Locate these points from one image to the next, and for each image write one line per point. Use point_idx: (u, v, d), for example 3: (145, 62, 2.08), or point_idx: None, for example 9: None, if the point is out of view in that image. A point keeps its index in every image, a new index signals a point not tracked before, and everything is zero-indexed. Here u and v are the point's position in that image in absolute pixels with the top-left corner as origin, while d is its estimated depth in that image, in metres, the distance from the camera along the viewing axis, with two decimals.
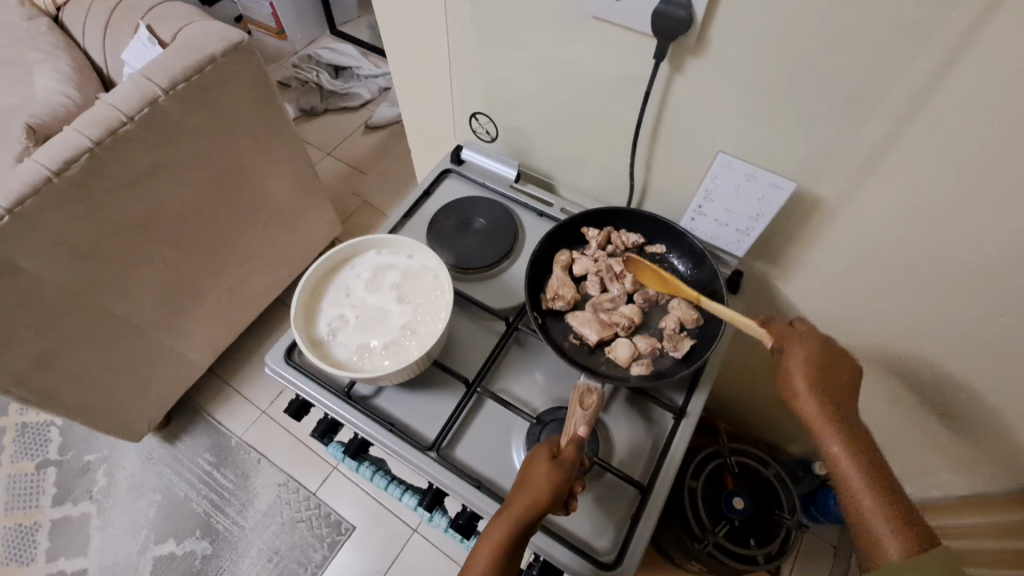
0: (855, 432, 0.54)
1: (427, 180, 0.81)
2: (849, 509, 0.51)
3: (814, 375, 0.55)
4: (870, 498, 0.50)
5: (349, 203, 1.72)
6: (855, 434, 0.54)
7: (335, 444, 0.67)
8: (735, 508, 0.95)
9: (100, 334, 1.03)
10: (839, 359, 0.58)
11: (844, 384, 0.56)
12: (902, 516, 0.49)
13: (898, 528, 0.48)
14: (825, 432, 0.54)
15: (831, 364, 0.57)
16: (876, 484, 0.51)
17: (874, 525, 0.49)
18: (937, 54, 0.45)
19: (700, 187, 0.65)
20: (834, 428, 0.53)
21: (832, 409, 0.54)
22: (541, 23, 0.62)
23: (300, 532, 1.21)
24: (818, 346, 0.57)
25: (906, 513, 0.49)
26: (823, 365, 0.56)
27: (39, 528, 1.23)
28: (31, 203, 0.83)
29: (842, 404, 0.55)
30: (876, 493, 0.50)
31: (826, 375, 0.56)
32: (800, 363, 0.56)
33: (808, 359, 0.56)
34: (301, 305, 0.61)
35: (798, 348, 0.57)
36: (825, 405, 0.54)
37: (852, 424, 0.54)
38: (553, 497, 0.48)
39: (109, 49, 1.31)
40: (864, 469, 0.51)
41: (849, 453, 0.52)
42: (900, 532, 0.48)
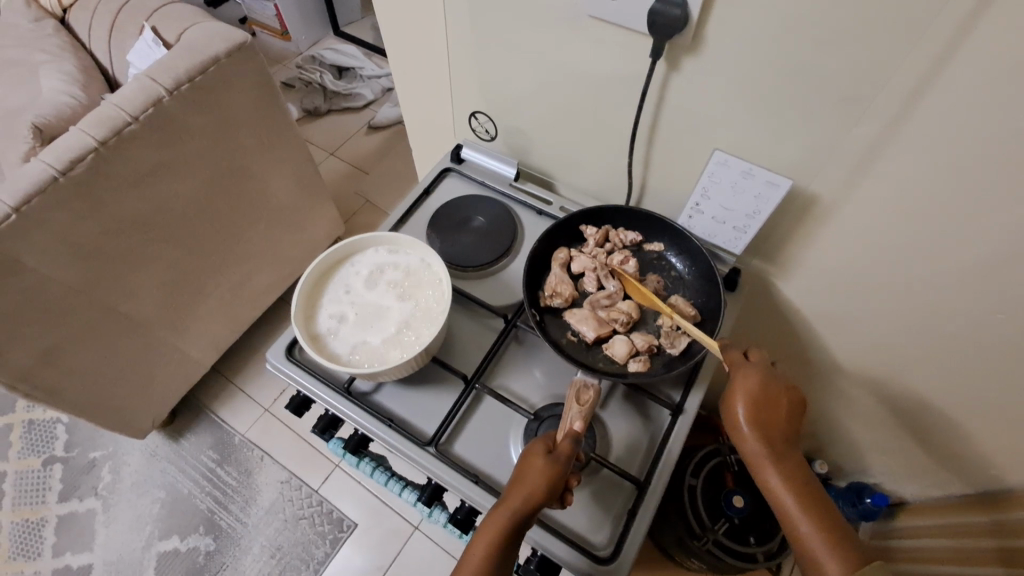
0: (796, 461, 0.54)
1: (427, 179, 0.81)
2: (792, 538, 0.52)
3: (752, 409, 0.55)
4: (810, 527, 0.51)
5: (352, 203, 1.74)
6: (794, 463, 0.54)
7: (336, 440, 0.68)
8: (735, 506, 0.96)
9: (106, 332, 1.04)
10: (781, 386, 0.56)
11: (785, 411, 0.55)
12: (841, 542, 0.50)
13: (837, 556, 0.49)
14: (765, 468, 0.54)
15: (770, 394, 0.55)
16: (814, 513, 0.51)
17: (817, 554, 0.50)
18: (931, 51, 0.45)
19: (697, 185, 0.65)
20: (772, 462, 0.54)
21: (770, 442, 0.54)
22: (538, 23, 0.63)
23: (303, 529, 1.22)
24: (758, 378, 0.55)
25: (847, 540, 0.50)
26: (761, 398, 0.55)
27: (46, 523, 1.24)
28: (37, 202, 0.84)
29: (782, 435, 0.55)
30: (815, 521, 0.51)
31: (764, 407, 0.55)
32: (736, 402, 0.55)
33: (748, 391, 0.55)
34: (301, 302, 0.62)
35: (740, 383, 0.56)
36: (764, 439, 0.54)
37: (795, 452, 0.55)
38: (546, 492, 0.48)
39: (114, 51, 1.33)
40: (803, 500, 0.52)
41: (787, 485, 0.53)
42: (839, 558, 0.49)
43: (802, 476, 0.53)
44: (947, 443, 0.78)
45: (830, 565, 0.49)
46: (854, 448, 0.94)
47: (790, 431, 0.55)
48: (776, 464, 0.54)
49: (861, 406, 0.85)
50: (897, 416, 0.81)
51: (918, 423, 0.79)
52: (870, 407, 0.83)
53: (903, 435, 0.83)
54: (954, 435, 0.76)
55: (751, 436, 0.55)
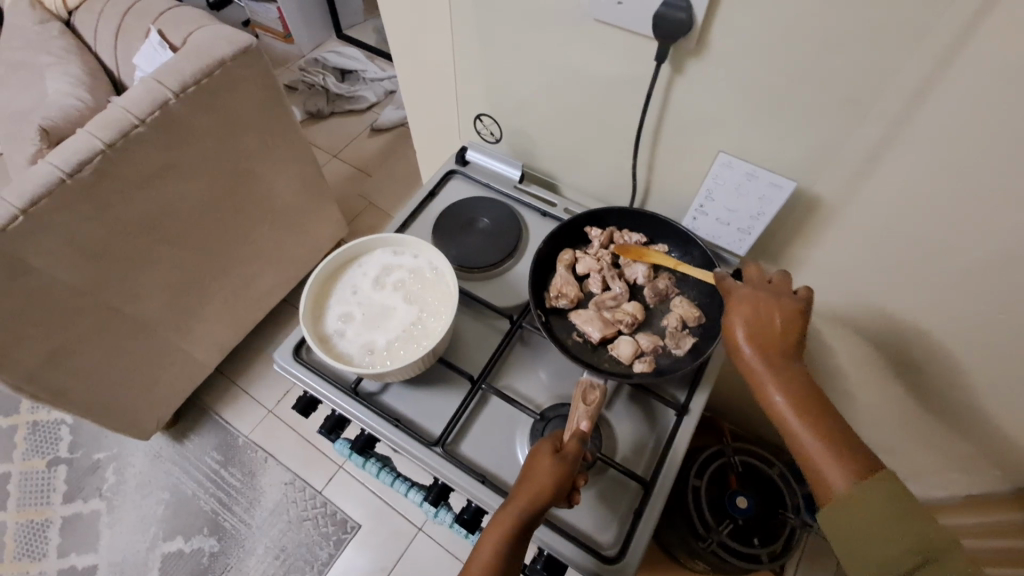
0: (797, 371, 0.51)
1: (432, 181, 0.82)
2: (796, 451, 0.49)
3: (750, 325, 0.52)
4: (813, 438, 0.48)
5: (355, 205, 1.74)
6: (796, 374, 0.51)
7: (342, 440, 0.68)
8: (739, 508, 0.95)
9: (111, 333, 1.04)
10: (779, 299, 0.53)
11: (784, 323, 0.52)
12: (846, 449, 0.47)
13: (842, 465, 0.46)
14: (764, 383, 0.51)
15: (765, 308, 0.53)
16: (819, 425, 0.48)
17: (820, 465, 0.47)
18: (934, 54, 0.45)
19: (702, 186, 0.66)
20: (771, 375, 0.50)
21: (770, 357, 0.51)
22: (544, 26, 0.63)
23: (306, 530, 1.22)
24: (750, 295, 0.54)
25: (853, 448, 0.47)
26: (756, 313, 0.53)
27: (51, 524, 1.25)
28: (45, 204, 0.85)
29: (785, 351, 0.51)
30: (820, 432, 0.48)
31: (760, 322, 0.52)
32: (734, 321, 0.53)
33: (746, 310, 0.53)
34: (309, 302, 0.62)
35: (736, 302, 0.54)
36: (762, 353, 0.51)
37: (796, 362, 0.51)
38: (554, 489, 0.49)
39: (120, 54, 1.33)
40: (805, 412, 0.49)
41: (789, 399, 0.49)
42: (844, 467, 0.46)
43: (803, 386, 0.50)
44: (950, 443, 0.78)
45: (836, 476, 0.46)
46: None
47: (791, 342, 0.51)
48: (775, 378, 0.50)
49: (864, 406, 0.85)
50: (900, 415, 0.81)
51: (922, 422, 0.79)
52: (873, 406, 0.84)
53: (906, 434, 0.84)
54: (957, 435, 0.76)
55: (748, 350, 0.52)
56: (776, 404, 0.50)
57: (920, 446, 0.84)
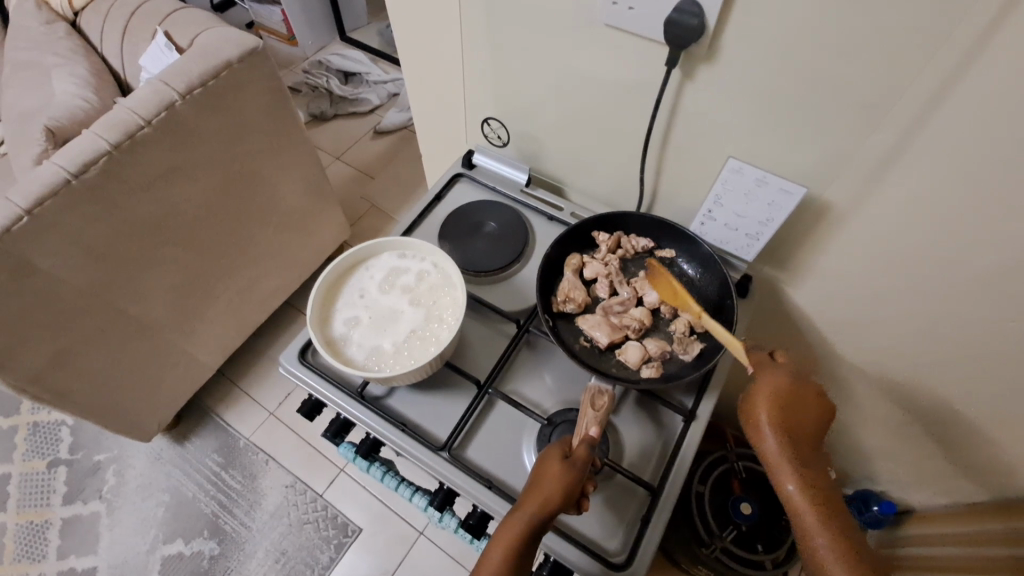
0: (815, 469, 0.53)
1: (439, 184, 0.81)
2: (804, 544, 0.52)
3: (777, 410, 0.54)
4: (825, 537, 0.50)
5: (358, 208, 1.74)
6: (814, 471, 0.53)
7: (347, 444, 0.68)
8: (742, 513, 0.96)
9: (114, 334, 1.04)
10: (809, 390, 0.56)
11: (806, 413, 0.55)
12: (855, 553, 0.50)
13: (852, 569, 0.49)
14: (784, 475, 0.53)
15: (794, 401, 0.55)
16: (833, 525, 0.51)
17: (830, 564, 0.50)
18: (948, 61, 0.45)
19: (710, 192, 0.66)
20: (793, 469, 0.52)
21: (793, 449, 0.53)
22: (554, 32, 0.63)
23: (307, 533, 1.21)
24: (785, 380, 0.55)
25: (859, 553, 0.50)
26: (785, 401, 0.54)
27: (50, 526, 1.24)
28: (50, 205, 0.84)
29: (804, 444, 0.54)
30: (834, 535, 0.50)
31: (787, 412, 0.54)
32: (761, 402, 0.54)
33: (773, 394, 0.54)
34: (316, 305, 0.62)
35: (766, 381, 0.55)
36: (786, 445, 0.53)
37: (815, 460, 0.54)
38: (565, 497, 0.48)
39: (126, 54, 1.33)
40: (821, 510, 0.51)
41: (807, 495, 0.52)
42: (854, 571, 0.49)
43: (819, 484, 0.53)
44: (956, 452, 0.78)
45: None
46: (862, 455, 0.94)
47: (809, 435, 0.55)
48: (796, 473, 0.52)
49: (870, 413, 0.85)
50: (907, 423, 0.81)
51: (928, 429, 0.79)
52: (879, 414, 0.83)
53: (911, 442, 0.83)
54: (964, 442, 0.76)
55: (775, 439, 0.53)
56: (794, 498, 0.52)
57: (926, 454, 0.83)
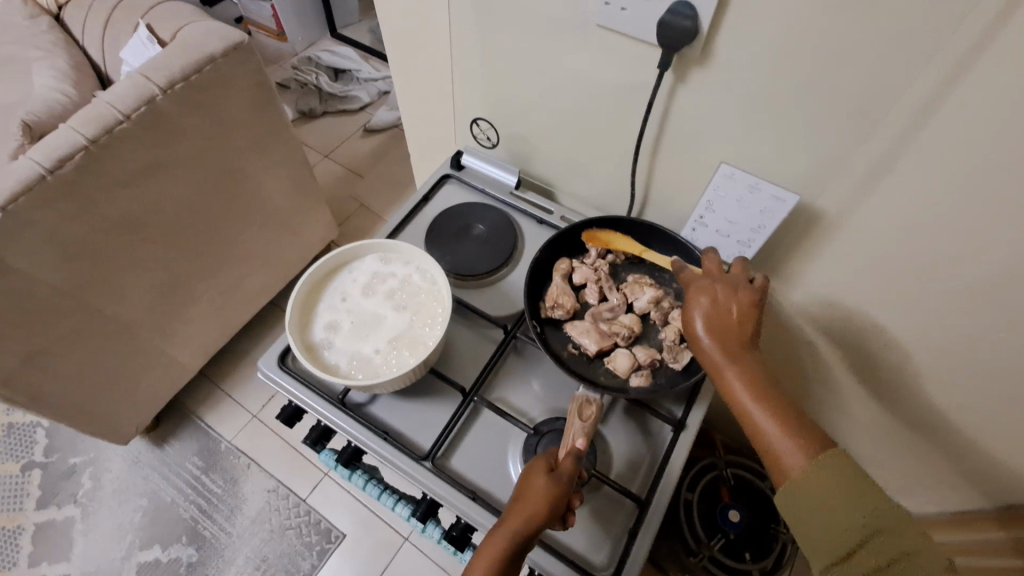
0: (753, 355, 0.50)
1: (426, 185, 0.80)
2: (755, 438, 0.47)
3: (709, 315, 0.52)
4: (769, 422, 0.46)
5: (346, 207, 1.72)
6: (755, 362, 0.49)
7: (328, 451, 0.66)
8: (729, 521, 0.94)
9: (90, 335, 1.01)
10: (737, 285, 0.53)
11: (739, 311, 0.51)
12: (801, 431, 0.45)
13: (798, 446, 0.45)
14: (721, 367, 0.49)
15: (722, 295, 0.52)
16: (775, 405, 0.47)
17: (776, 446, 0.45)
18: (946, 68, 0.44)
19: (702, 198, 0.64)
20: (729, 359, 0.49)
21: (727, 343, 0.50)
22: (545, 31, 0.62)
23: (289, 540, 1.19)
24: (712, 289, 0.53)
25: (809, 431, 0.45)
26: (714, 305, 0.52)
27: (23, 531, 1.21)
28: (24, 201, 0.81)
29: (742, 338, 0.50)
30: (777, 415, 0.46)
31: (720, 315, 0.51)
32: (694, 313, 0.52)
33: (705, 303, 0.52)
34: (296, 310, 0.60)
35: (695, 295, 0.53)
36: (719, 336, 0.50)
37: (753, 348, 0.50)
38: (549, 512, 0.47)
39: (109, 47, 1.30)
40: (760, 394, 0.47)
41: (745, 380, 0.48)
42: (800, 447, 0.44)
43: (759, 371, 0.49)
44: (944, 461, 0.77)
45: (790, 455, 0.45)
46: None
47: (748, 329, 0.50)
48: (733, 362, 0.49)
49: (859, 422, 0.84)
50: (897, 433, 0.80)
51: (917, 439, 0.78)
52: (869, 423, 0.83)
53: (901, 452, 0.83)
54: (953, 453, 0.75)
55: (704, 333, 0.51)
56: (734, 388, 0.48)
57: (914, 464, 0.82)
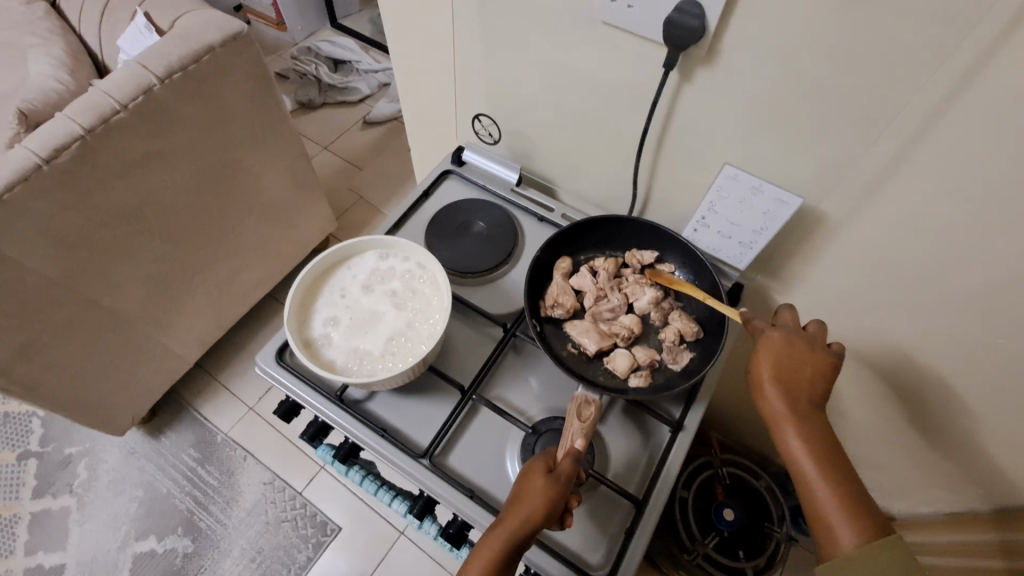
0: (819, 424, 0.51)
1: (426, 181, 0.79)
2: (806, 501, 0.50)
3: (778, 371, 0.52)
4: (826, 491, 0.48)
5: (344, 200, 1.71)
6: (818, 426, 0.51)
7: (325, 446, 0.66)
8: (724, 520, 0.94)
9: (86, 326, 1.01)
10: (812, 346, 0.53)
11: (809, 373, 0.52)
12: (858, 508, 0.47)
13: (852, 522, 0.47)
14: (787, 430, 0.51)
15: (794, 358, 0.53)
16: (835, 477, 0.49)
17: (830, 520, 0.48)
18: (955, 74, 0.44)
19: (704, 199, 0.64)
20: (796, 424, 0.51)
21: (794, 403, 0.51)
22: (549, 27, 0.61)
23: (285, 532, 1.19)
24: (784, 344, 0.53)
25: (863, 506, 0.48)
26: (784, 362, 0.53)
27: (18, 521, 1.20)
28: (20, 190, 0.81)
29: (808, 401, 0.52)
30: (837, 489, 0.48)
31: (790, 373, 0.52)
32: (762, 367, 0.53)
33: (775, 357, 0.53)
34: (294, 305, 0.60)
35: (765, 345, 0.54)
36: (788, 399, 0.52)
37: (820, 417, 0.52)
38: (548, 514, 0.47)
39: (105, 34, 1.29)
40: (824, 463, 0.49)
41: (810, 449, 0.50)
42: (855, 524, 0.47)
43: (822, 437, 0.50)
44: (937, 465, 0.78)
45: (845, 532, 0.47)
46: None
47: (815, 391, 0.52)
48: (800, 429, 0.50)
49: (855, 425, 0.84)
50: (892, 437, 0.81)
51: (910, 442, 0.79)
52: (864, 426, 0.83)
53: (895, 455, 0.83)
54: (944, 457, 0.75)
55: (774, 394, 0.52)
56: (798, 455, 0.50)
57: (908, 470, 0.83)
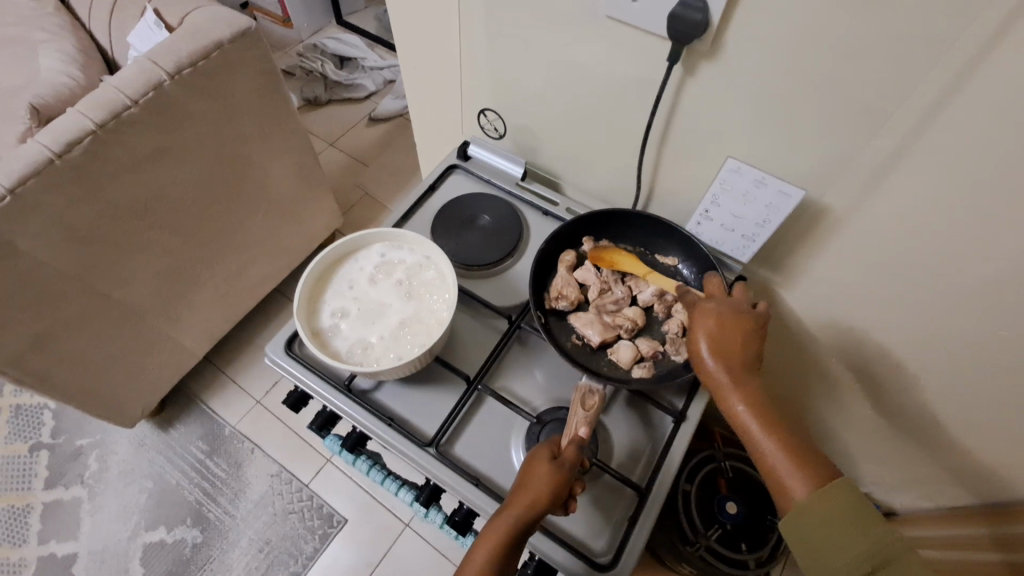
0: (760, 384, 0.52)
1: (432, 175, 0.80)
2: (757, 460, 0.51)
3: (713, 339, 0.53)
4: (772, 447, 0.49)
5: (350, 196, 1.72)
6: (757, 386, 0.52)
7: (332, 436, 0.67)
8: (728, 512, 0.96)
9: (97, 318, 1.02)
10: (739, 313, 0.54)
11: (741, 337, 0.53)
12: (807, 460, 0.48)
13: (801, 471, 0.48)
14: (728, 396, 0.51)
15: (726, 325, 0.53)
16: (779, 433, 0.50)
17: (781, 472, 0.49)
18: (954, 69, 0.44)
19: (708, 191, 0.65)
20: (737, 386, 0.51)
21: (731, 368, 0.52)
22: (555, 22, 0.62)
23: (292, 523, 1.21)
24: (716, 316, 0.54)
25: (810, 458, 0.49)
26: (718, 329, 0.53)
27: (32, 510, 1.22)
28: (33, 184, 0.82)
29: (744, 364, 0.52)
30: (784, 444, 0.49)
31: (724, 342, 0.53)
32: (698, 337, 0.54)
33: (710, 327, 0.54)
34: (304, 296, 0.61)
35: (700, 319, 0.55)
36: (725, 365, 0.52)
37: (756, 377, 0.52)
38: (552, 498, 0.48)
39: (115, 31, 1.30)
40: (767, 422, 0.50)
41: (753, 408, 0.51)
42: (804, 473, 0.48)
43: (761, 396, 0.51)
44: (938, 458, 0.78)
45: (797, 484, 0.48)
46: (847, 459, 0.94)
47: (750, 356, 0.52)
48: (741, 392, 0.51)
49: (858, 420, 0.85)
50: (894, 431, 0.81)
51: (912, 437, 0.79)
52: (867, 420, 0.83)
53: (897, 450, 0.83)
54: (944, 450, 0.76)
55: (715, 362, 0.52)
56: (743, 417, 0.51)
57: (910, 463, 0.83)
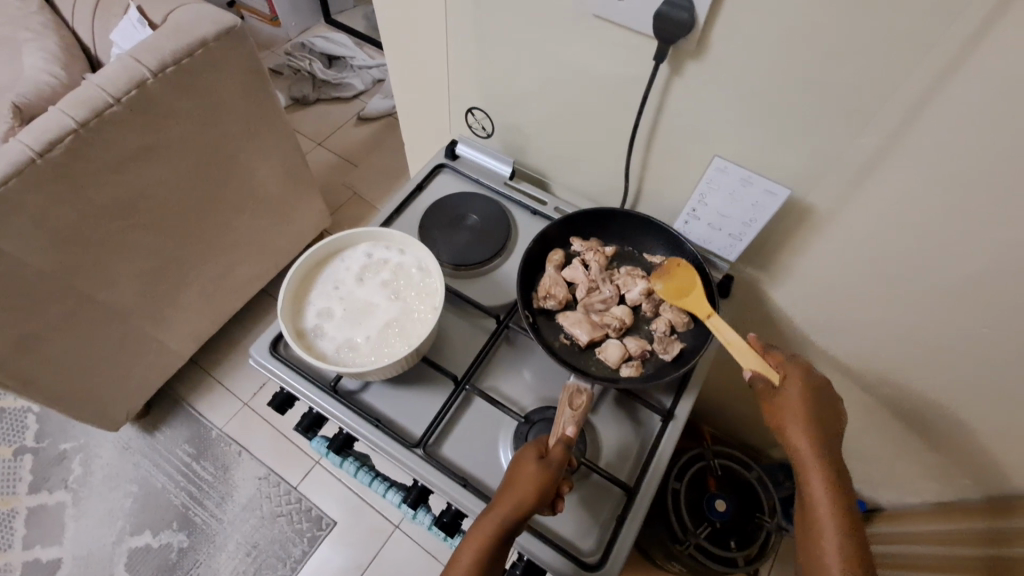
0: (841, 477, 0.54)
1: (420, 175, 0.80)
2: (812, 549, 0.52)
3: (811, 415, 0.55)
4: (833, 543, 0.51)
5: (339, 196, 1.71)
6: (839, 478, 0.53)
7: (320, 438, 0.66)
8: (717, 510, 0.97)
9: (82, 320, 1.01)
10: (834, 398, 0.57)
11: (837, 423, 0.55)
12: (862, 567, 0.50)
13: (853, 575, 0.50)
14: (811, 477, 0.53)
15: (823, 402, 0.56)
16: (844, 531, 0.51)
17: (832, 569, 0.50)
18: (936, 67, 0.45)
19: (695, 191, 0.65)
20: (820, 467, 0.53)
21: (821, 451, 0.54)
22: (542, 21, 0.62)
23: (280, 526, 1.20)
24: (814, 390, 0.56)
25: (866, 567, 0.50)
26: (816, 404, 0.55)
27: (15, 515, 1.20)
28: (14, 183, 0.81)
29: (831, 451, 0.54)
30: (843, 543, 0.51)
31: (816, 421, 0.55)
32: (791, 409, 0.55)
33: (808, 399, 0.55)
34: (288, 296, 0.60)
35: (795, 385, 0.56)
36: (816, 447, 0.54)
37: (839, 468, 0.54)
38: (539, 498, 0.48)
39: (99, 29, 1.28)
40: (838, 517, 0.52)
41: (831, 503, 0.52)
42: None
43: (840, 489, 0.53)
44: (923, 455, 0.79)
45: None
46: None
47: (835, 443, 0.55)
48: (824, 478, 0.53)
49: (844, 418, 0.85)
50: (880, 428, 0.82)
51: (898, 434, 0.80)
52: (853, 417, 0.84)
53: (883, 447, 0.84)
54: (929, 445, 0.77)
55: (809, 445, 0.54)
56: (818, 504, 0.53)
57: (896, 460, 0.84)
